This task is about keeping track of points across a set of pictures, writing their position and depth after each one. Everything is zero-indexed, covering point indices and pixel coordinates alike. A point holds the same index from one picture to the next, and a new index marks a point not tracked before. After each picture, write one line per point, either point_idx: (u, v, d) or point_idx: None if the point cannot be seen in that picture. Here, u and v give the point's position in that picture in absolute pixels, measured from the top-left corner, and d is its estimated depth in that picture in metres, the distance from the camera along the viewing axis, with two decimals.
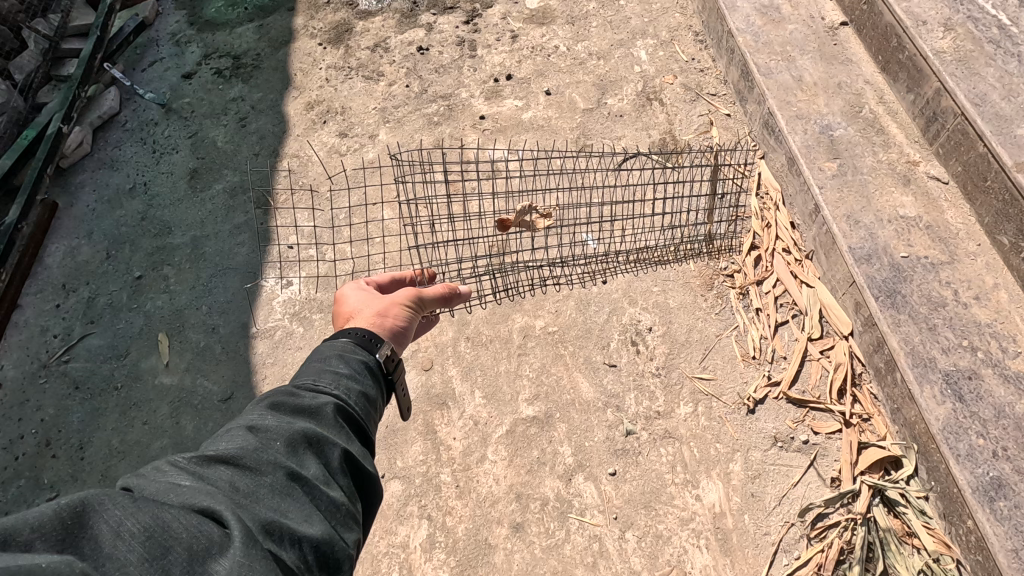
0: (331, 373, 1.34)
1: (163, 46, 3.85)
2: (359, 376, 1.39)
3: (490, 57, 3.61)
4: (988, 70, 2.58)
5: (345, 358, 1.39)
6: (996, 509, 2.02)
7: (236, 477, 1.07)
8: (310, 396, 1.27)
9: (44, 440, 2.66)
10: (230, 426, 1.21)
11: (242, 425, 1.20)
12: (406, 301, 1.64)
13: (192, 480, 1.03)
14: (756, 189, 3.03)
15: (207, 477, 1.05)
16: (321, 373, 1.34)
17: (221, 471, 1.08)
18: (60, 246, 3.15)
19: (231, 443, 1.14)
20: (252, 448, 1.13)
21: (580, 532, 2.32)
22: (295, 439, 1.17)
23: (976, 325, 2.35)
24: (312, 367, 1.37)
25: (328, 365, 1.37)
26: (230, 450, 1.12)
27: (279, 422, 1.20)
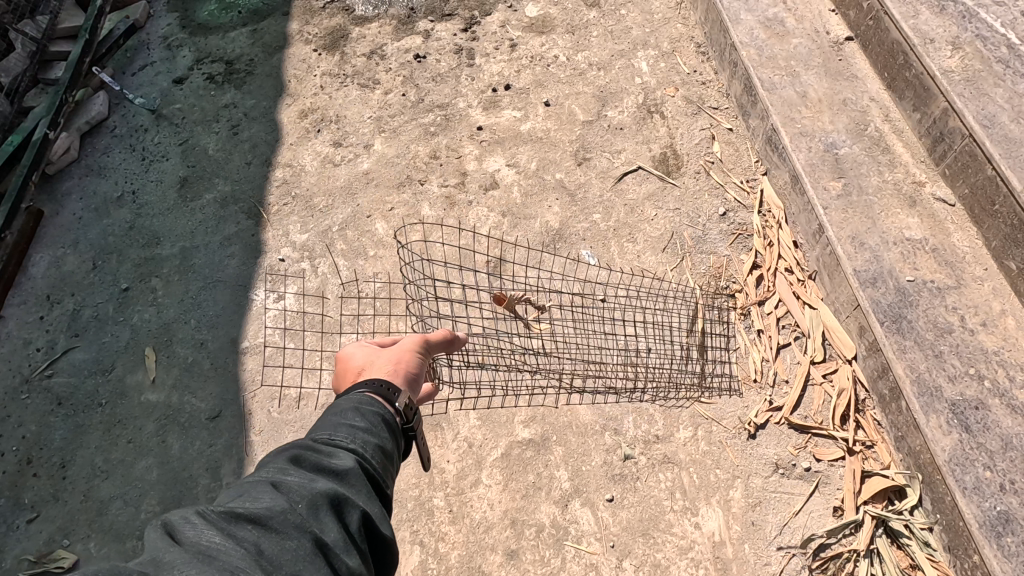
0: (348, 427, 1.32)
1: (155, 49, 3.76)
2: (377, 430, 1.36)
3: (488, 66, 3.54)
4: (997, 91, 2.54)
5: (361, 412, 1.37)
6: (1003, 545, 1.99)
7: (260, 538, 1.02)
8: (331, 453, 1.24)
9: (25, 458, 2.58)
10: (250, 480, 1.17)
11: (261, 479, 1.15)
12: (412, 350, 1.69)
13: (219, 538, 0.99)
14: (758, 207, 2.97)
15: (232, 537, 1.00)
16: (338, 427, 1.32)
17: (246, 529, 1.03)
18: (45, 255, 3.07)
19: (253, 499, 1.09)
20: (277, 506, 1.07)
21: (576, 560, 2.26)
22: (318, 498, 1.11)
23: (983, 352, 2.31)
24: (330, 420, 1.34)
25: (344, 420, 1.34)
26: (253, 505, 1.07)
27: (301, 479, 1.16)
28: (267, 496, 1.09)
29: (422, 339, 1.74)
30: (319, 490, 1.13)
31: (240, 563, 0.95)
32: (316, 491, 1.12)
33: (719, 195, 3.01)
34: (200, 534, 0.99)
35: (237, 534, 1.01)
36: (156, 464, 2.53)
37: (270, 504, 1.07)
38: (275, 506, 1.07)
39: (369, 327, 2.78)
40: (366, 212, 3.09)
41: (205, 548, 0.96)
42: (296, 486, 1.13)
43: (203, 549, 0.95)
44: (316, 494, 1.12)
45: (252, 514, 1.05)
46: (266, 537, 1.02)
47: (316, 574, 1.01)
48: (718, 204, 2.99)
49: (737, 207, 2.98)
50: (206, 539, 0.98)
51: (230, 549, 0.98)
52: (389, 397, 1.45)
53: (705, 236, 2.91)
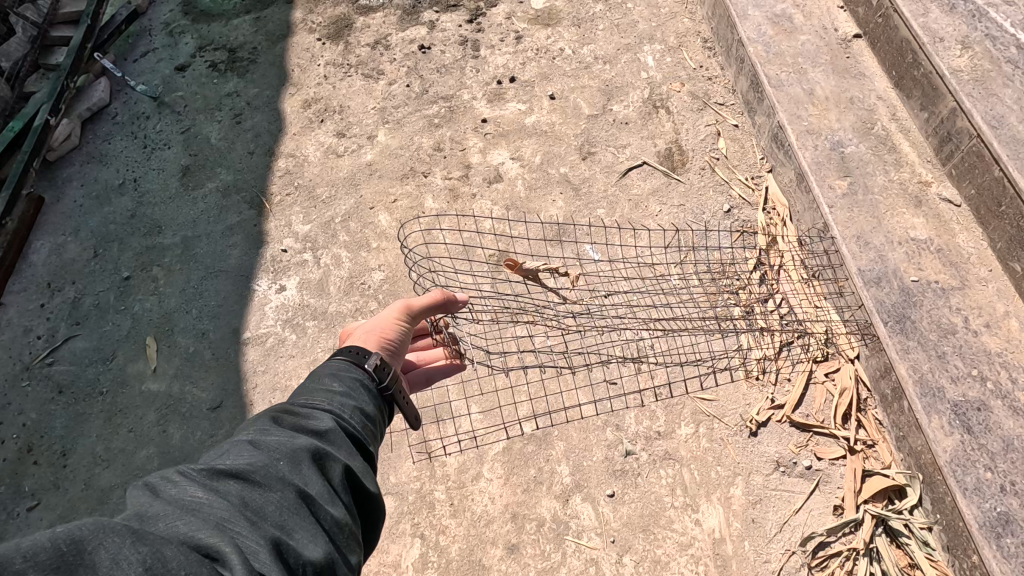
0: (324, 391, 1.31)
1: (157, 36, 3.73)
2: (356, 392, 1.35)
3: (493, 59, 3.52)
4: (1005, 91, 2.53)
5: (339, 376, 1.36)
6: (1003, 546, 2.00)
7: (244, 490, 1.03)
8: (310, 414, 1.23)
9: (26, 446, 2.57)
10: (231, 440, 1.17)
11: (242, 437, 1.16)
12: (394, 321, 1.67)
13: (202, 492, 0.99)
14: (763, 204, 2.96)
15: (216, 491, 1.01)
16: (315, 391, 1.32)
17: (230, 484, 1.04)
18: (46, 242, 3.06)
19: (235, 456, 1.10)
20: (259, 463, 1.08)
21: (576, 555, 2.27)
22: (298, 453, 1.12)
23: (987, 354, 2.31)
24: (307, 385, 1.34)
25: (322, 385, 1.34)
26: (235, 462, 1.08)
27: (282, 437, 1.16)
28: (248, 453, 1.10)
29: (407, 306, 1.72)
30: (299, 445, 1.13)
31: (224, 515, 0.97)
32: (297, 447, 1.13)
33: (723, 191, 3.00)
34: (181, 489, 0.99)
35: (221, 488, 1.02)
36: (157, 454, 2.53)
37: (252, 459, 1.08)
38: (256, 461, 1.08)
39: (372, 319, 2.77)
40: (369, 204, 3.08)
41: (190, 501, 0.97)
42: (277, 442, 1.14)
43: (187, 503, 0.96)
44: (297, 449, 1.13)
45: (235, 470, 1.05)
46: (250, 488, 1.03)
47: (300, 525, 1.02)
48: (723, 200, 2.98)
49: (741, 204, 2.97)
50: (189, 494, 0.98)
51: (214, 503, 0.98)
52: (360, 358, 1.43)
53: (708, 232, 2.90)
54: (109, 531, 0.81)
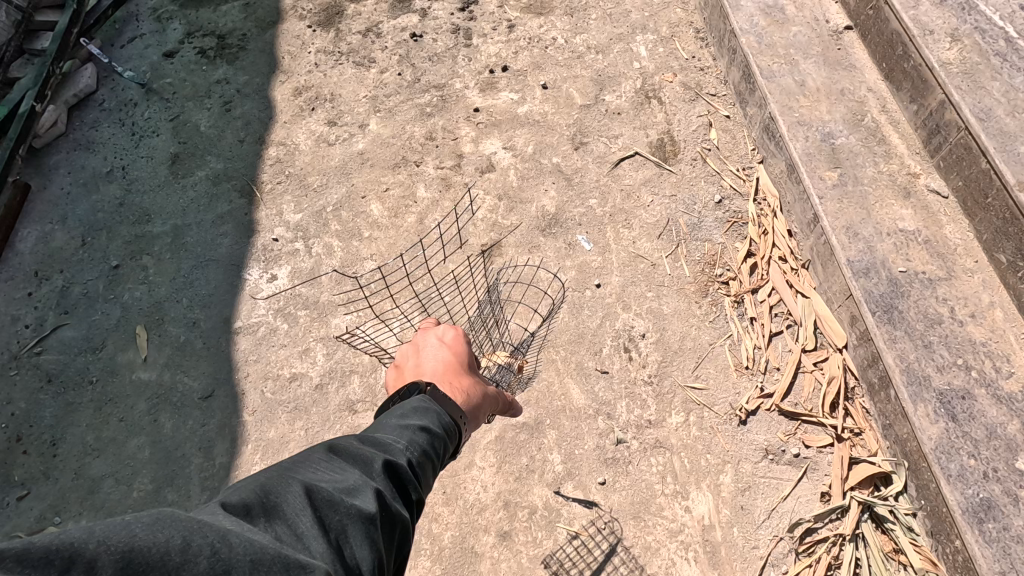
0: (431, 457, 1.46)
1: (144, 22, 3.67)
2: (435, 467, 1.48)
3: (485, 47, 3.50)
4: (994, 84, 2.56)
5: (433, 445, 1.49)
6: (985, 531, 2.04)
7: (344, 527, 1.11)
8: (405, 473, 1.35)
9: (14, 436, 2.56)
10: (341, 465, 1.26)
11: (355, 473, 1.25)
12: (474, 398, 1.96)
13: (309, 520, 1.08)
14: (754, 195, 2.98)
15: (324, 521, 1.09)
16: (426, 452, 1.45)
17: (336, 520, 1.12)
18: (32, 230, 3.02)
19: (347, 488, 1.19)
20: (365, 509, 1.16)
21: (567, 542, 2.30)
22: (391, 515, 1.22)
23: (971, 343, 2.35)
24: (418, 433, 1.48)
25: (421, 443, 1.46)
26: (344, 497, 1.16)
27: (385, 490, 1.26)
28: (363, 490, 1.19)
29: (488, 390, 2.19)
30: (395, 510, 1.23)
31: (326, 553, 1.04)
32: (393, 510, 1.22)
33: (714, 182, 3.02)
34: (293, 508, 1.09)
35: (328, 522, 1.10)
36: (148, 444, 2.53)
37: (365, 502, 1.16)
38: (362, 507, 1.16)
39: (364, 309, 2.77)
40: (361, 192, 3.07)
41: (299, 528, 1.06)
42: (382, 493, 1.23)
43: (298, 529, 1.05)
44: (393, 511, 1.22)
45: (345, 508, 1.13)
46: (351, 530, 1.11)
47: None
48: (714, 191, 3.00)
49: (732, 194, 2.99)
50: (301, 520, 1.07)
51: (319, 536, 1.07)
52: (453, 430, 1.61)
53: (699, 223, 2.92)
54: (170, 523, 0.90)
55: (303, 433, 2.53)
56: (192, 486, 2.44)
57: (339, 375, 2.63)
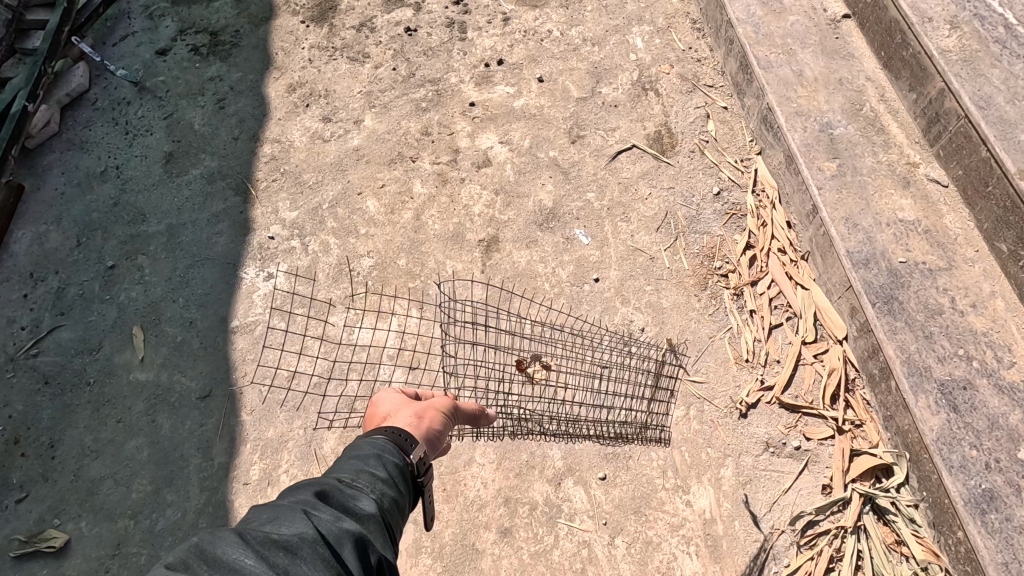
0: (367, 474, 1.30)
1: (136, 19, 3.64)
2: (398, 482, 1.35)
3: (480, 41, 3.47)
4: (993, 71, 2.53)
5: (385, 459, 1.36)
6: (987, 522, 2.04)
7: (291, 559, 1.04)
8: (356, 494, 1.24)
9: (12, 438, 2.54)
10: (280, 506, 1.18)
11: (284, 508, 1.17)
12: (440, 408, 1.66)
13: (251, 560, 1.01)
14: (752, 186, 2.96)
15: (265, 559, 1.02)
16: (359, 473, 1.31)
17: (278, 555, 1.04)
18: (27, 231, 3.00)
19: (286, 522, 1.10)
20: (308, 535, 1.08)
21: (568, 537, 2.29)
22: (344, 535, 1.12)
23: (972, 333, 2.34)
24: (348, 463, 1.35)
25: (367, 464, 1.34)
26: (284, 530, 1.08)
27: (332, 514, 1.16)
28: (296, 518, 1.11)
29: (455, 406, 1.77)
30: (346, 528, 1.13)
31: None
32: (338, 528, 1.12)
33: (713, 174, 2.99)
34: (231, 554, 1.01)
35: (270, 557, 1.03)
36: (147, 444, 2.52)
37: (301, 528, 1.09)
38: (304, 533, 1.08)
39: (362, 308, 2.76)
40: (357, 189, 3.05)
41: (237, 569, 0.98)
42: (320, 516, 1.14)
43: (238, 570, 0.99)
44: (344, 528, 1.13)
45: (284, 541, 1.06)
46: (295, 560, 1.03)
47: None
48: (712, 183, 2.97)
49: (730, 186, 2.97)
50: (241, 561, 1.00)
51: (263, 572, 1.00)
52: (408, 445, 1.43)
53: (698, 215, 2.90)
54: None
55: (303, 432, 2.52)
56: (192, 486, 2.44)
57: (337, 374, 2.62)
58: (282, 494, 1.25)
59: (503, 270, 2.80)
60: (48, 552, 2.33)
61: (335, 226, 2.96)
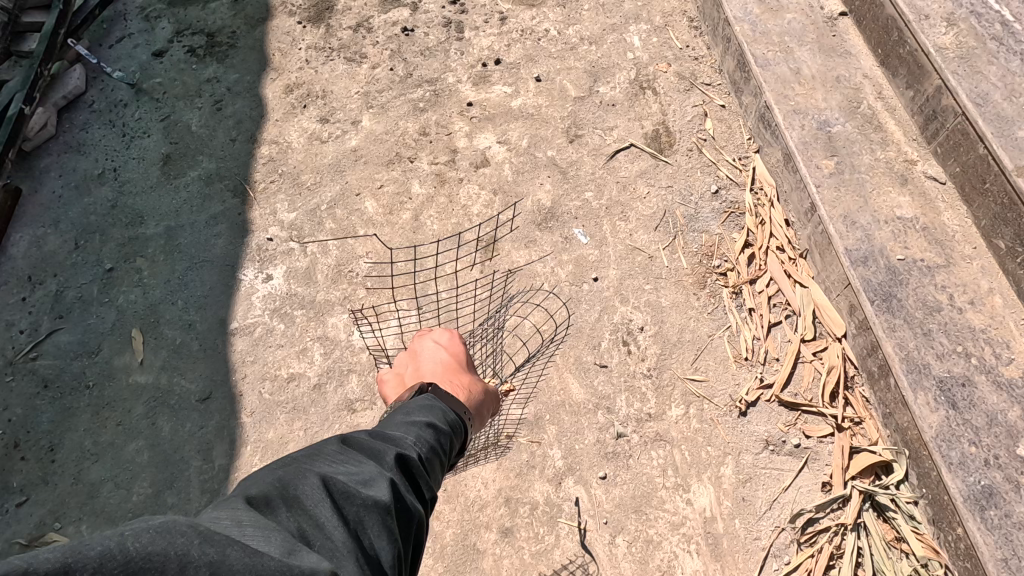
0: (433, 450, 1.60)
1: (132, 21, 3.63)
2: (442, 461, 1.62)
3: (477, 40, 3.47)
4: (990, 68, 2.53)
5: (438, 440, 1.64)
6: (987, 518, 2.04)
7: (363, 517, 1.21)
8: (418, 467, 1.48)
9: (11, 442, 2.54)
10: (358, 459, 1.38)
11: (368, 464, 1.37)
12: (482, 390, 2.11)
13: (333, 511, 1.18)
14: (750, 185, 2.96)
15: (345, 511, 1.20)
16: (426, 444, 1.59)
17: (354, 510, 1.22)
18: (25, 234, 2.99)
19: (368, 480, 1.30)
20: (383, 501, 1.26)
21: (569, 536, 2.29)
22: (407, 506, 1.34)
23: (971, 330, 2.35)
24: (420, 430, 1.63)
25: (426, 439, 1.59)
26: (364, 488, 1.27)
27: (399, 483, 1.37)
28: (379, 482, 1.31)
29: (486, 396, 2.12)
30: (411, 501, 1.36)
31: (344, 542, 1.14)
32: (408, 501, 1.35)
33: (710, 172, 3.00)
34: (312, 499, 1.18)
35: (347, 512, 1.21)
36: (147, 447, 2.52)
37: (379, 493, 1.27)
38: (382, 498, 1.26)
39: (360, 309, 2.75)
40: (355, 190, 3.05)
41: (322, 517, 1.16)
42: (397, 485, 1.35)
43: (319, 517, 1.16)
44: (410, 501, 1.36)
45: (361, 499, 1.24)
46: (368, 521, 1.21)
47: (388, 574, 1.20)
48: (710, 181, 2.98)
49: (729, 184, 2.97)
50: (320, 510, 1.16)
51: (336, 525, 1.16)
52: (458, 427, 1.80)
53: (696, 214, 2.91)
54: (176, 533, 0.89)
55: (302, 433, 2.52)
56: (192, 488, 2.44)
57: (337, 375, 2.62)
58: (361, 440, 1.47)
59: (501, 270, 2.81)
60: None
61: (333, 226, 2.96)
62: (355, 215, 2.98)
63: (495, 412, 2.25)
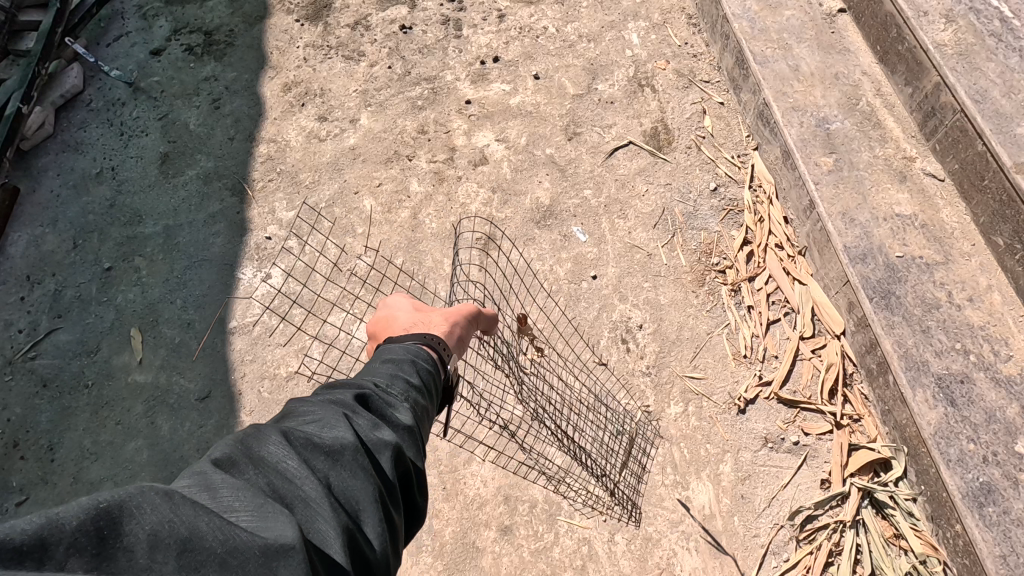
0: (402, 382, 1.35)
1: (130, 19, 3.62)
2: (424, 393, 1.38)
3: (475, 38, 3.46)
4: (989, 65, 2.53)
5: (416, 370, 1.41)
6: (985, 515, 2.05)
7: (330, 465, 1.05)
8: (394, 403, 1.27)
9: (11, 441, 2.55)
10: (319, 405, 1.19)
11: (328, 409, 1.18)
12: (462, 309, 1.74)
13: (293, 462, 1.02)
14: (749, 182, 2.96)
15: (307, 462, 1.04)
16: (395, 379, 1.35)
17: (320, 460, 1.06)
18: (23, 233, 2.99)
19: (330, 425, 1.12)
20: (350, 443, 1.08)
21: (568, 534, 2.30)
22: (381, 447, 1.14)
23: (969, 327, 2.35)
24: (382, 371, 1.38)
25: (402, 372, 1.38)
26: (326, 433, 1.09)
27: (371, 423, 1.17)
28: (340, 423, 1.12)
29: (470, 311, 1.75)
30: (386, 438, 1.15)
31: (311, 493, 0.99)
32: (380, 439, 1.14)
33: (709, 170, 2.99)
34: (271, 452, 1.03)
35: (312, 462, 1.05)
36: (146, 446, 2.52)
37: (342, 434, 1.10)
38: (347, 440, 1.09)
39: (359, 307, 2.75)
40: (353, 188, 3.05)
41: (282, 471, 1.01)
42: (364, 425, 1.15)
43: (280, 470, 1.01)
44: (382, 437, 1.15)
45: (326, 446, 1.07)
46: (335, 469, 1.05)
47: (371, 520, 1.03)
48: (709, 178, 2.97)
49: (727, 181, 2.97)
50: (283, 461, 1.02)
51: (303, 475, 1.01)
52: (437, 351, 1.52)
53: (695, 212, 2.91)
54: (145, 505, 0.81)
55: None
56: None
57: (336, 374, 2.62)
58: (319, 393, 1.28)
59: (500, 268, 2.80)
60: None
61: (332, 225, 2.96)
62: (354, 214, 2.98)
63: (492, 329, 1.89)
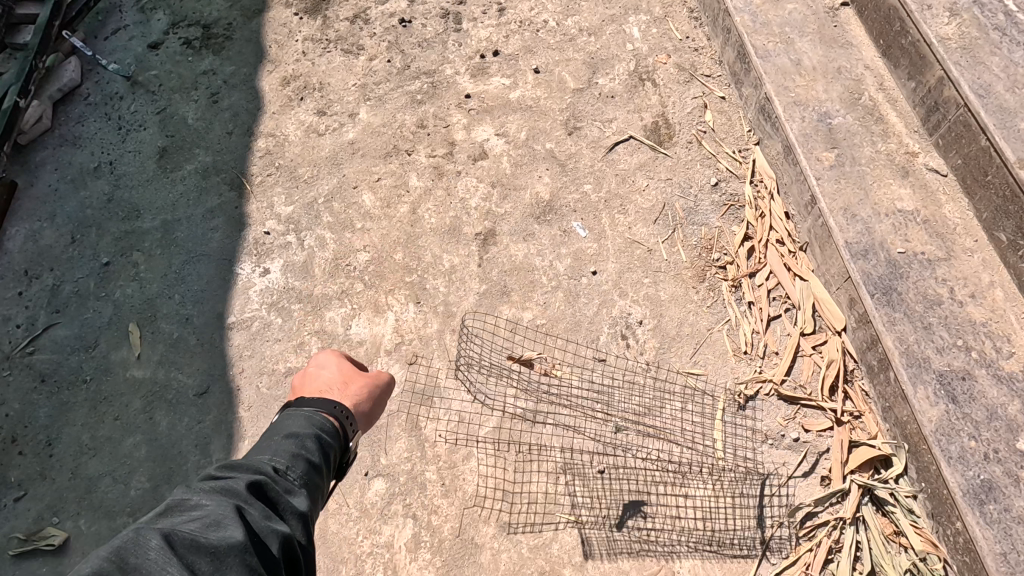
0: (301, 462, 1.42)
1: (127, 12, 3.60)
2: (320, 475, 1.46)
3: (475, 32, 3.44)
4: (993, 59, 2.50)
5: (312, 450, 1.47)
6: (985, 513, 2.04)
7: (214, 566, 1.09)
8: (287, 491, 1.34)
9: (9, 436, 2.54)
10: (207, 502, 1.23)
11: (217, 506, 1.22)
12: (375, 379, 1.81)
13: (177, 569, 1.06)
14: (750, 177, 2.94)
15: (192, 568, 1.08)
16: (294, 460, 1.42)
17: (205, 563, 1.09)
18: (21, 228, 2.98)
19: (217, 526, 1.16)
20: (238, 542, 1.13)
21: (567, 531, 2.29)
22: (272, 538, 1.20)
23: (971, 324, 2.33)
24: (282, 447, 1.45)
25: (298, 452, 1.44)
26: (211, 536, 1.13)
27: (262, 518, 1.23)
28: (229, 520, 1.17)
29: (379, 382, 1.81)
30: (276, 530, 1.22)
31: None
32: (269, 531, 1.21)
33: (710, 165, 2.98)
34: (154, 563, 1.05)
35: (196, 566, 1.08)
36: (144, 442, 2.51)
37: (229, 532, 1.14)
38: (235, 539, 1.13)
39: (357, 303, 2.74)
40: (352, 183, 3.03)
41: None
42: (253, 519, 1.21)
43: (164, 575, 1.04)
44: (273, 528, 1.22)
45: (211, 548, 1.11)
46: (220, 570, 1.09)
47: None
48: (710, 173, 2.96)
49: (728, 177, 2.95)
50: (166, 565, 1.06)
51: None
52: (342, 425, 1.60)
53: (696, 207, 2.89)
54: None
55: None
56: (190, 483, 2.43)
57: None
58: (209, 481, 1.31)
59: (499, 264, 2.79)
60: (47, 550, 2.34)
61: (331, 220, 2.94)
62: (353, 210, 2.96)
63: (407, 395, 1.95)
